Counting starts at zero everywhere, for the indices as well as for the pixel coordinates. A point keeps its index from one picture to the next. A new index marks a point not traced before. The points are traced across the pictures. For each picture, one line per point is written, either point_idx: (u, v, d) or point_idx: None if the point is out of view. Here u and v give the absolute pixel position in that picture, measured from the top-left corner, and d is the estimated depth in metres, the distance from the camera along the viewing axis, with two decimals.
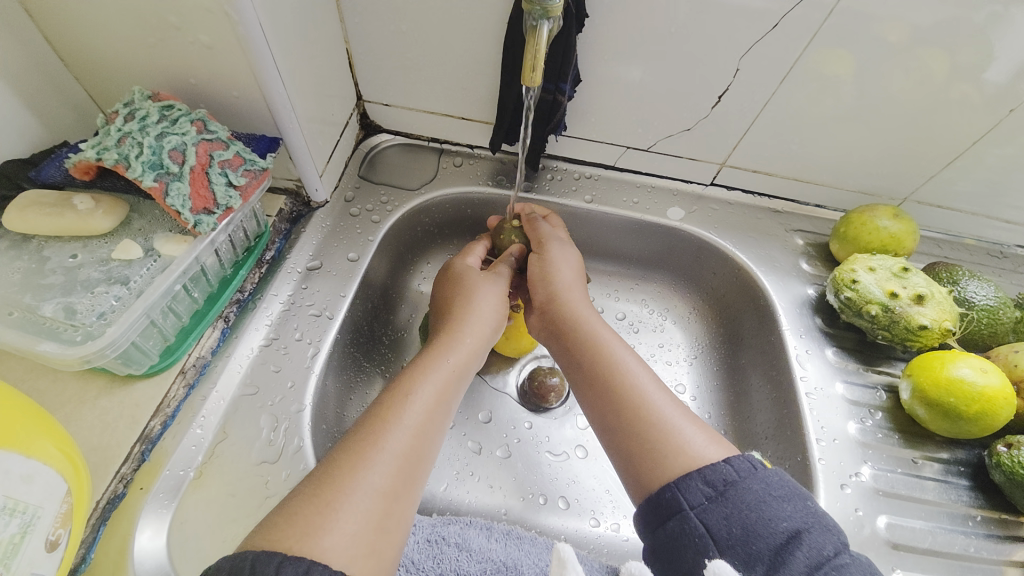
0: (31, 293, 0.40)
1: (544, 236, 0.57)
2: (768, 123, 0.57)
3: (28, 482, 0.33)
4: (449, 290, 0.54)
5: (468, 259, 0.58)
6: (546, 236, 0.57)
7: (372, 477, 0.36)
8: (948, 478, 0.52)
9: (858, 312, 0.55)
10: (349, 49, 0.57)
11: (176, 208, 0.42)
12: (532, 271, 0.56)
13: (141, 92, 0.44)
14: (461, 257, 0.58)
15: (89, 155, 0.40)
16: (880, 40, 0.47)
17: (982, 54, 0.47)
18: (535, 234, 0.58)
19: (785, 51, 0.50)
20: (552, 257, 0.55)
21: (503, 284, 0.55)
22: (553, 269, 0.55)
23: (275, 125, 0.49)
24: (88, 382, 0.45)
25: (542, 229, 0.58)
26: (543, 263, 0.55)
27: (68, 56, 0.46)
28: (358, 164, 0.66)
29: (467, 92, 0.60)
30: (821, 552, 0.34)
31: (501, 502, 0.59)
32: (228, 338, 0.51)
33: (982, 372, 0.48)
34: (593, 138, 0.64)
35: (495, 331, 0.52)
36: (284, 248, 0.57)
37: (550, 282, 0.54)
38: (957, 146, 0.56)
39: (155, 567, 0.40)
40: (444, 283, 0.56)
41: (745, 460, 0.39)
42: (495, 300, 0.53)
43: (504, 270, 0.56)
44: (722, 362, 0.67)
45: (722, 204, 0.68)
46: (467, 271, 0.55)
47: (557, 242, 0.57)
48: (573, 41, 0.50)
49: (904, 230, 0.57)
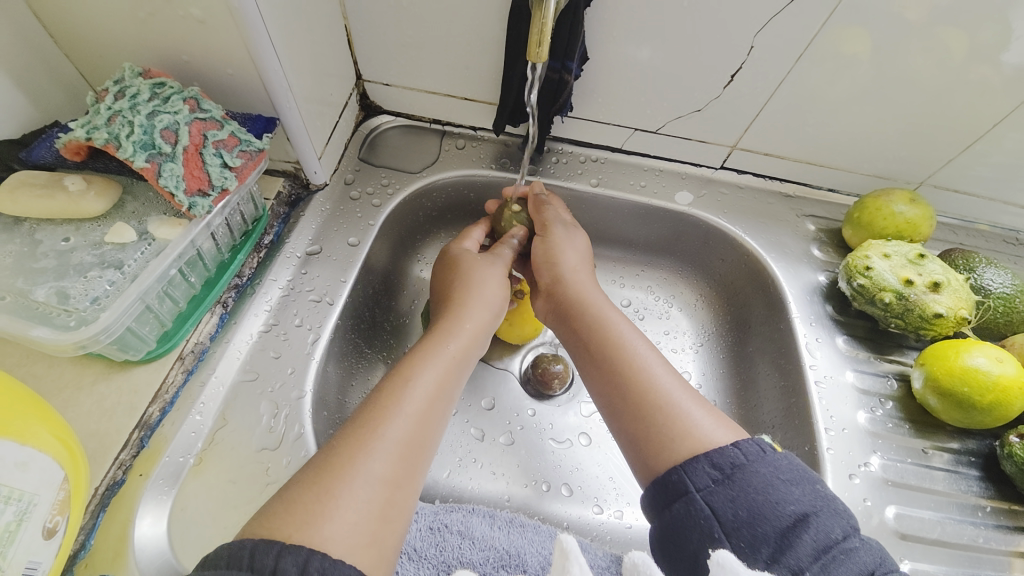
0: (23, 277, 0.39)
1: (548, 219, 0.56)
2: (780, 104, 0.55)
3: (23, 469, 0.33)
4: (450, 269, 0.53)
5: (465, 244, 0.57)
6: (551, 220, 0.56)
7: (371, 464, 0.35)
8: (959, 468, 0.51)
9: (871, 300, 0.54)
10: (348, 26, 0.55)
11: (170, 190, 0.40)
12: (536, 256, 0.55)
13: (131, 69, 0.42)
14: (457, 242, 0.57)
15: (79, 134, 0.39)
16: (901, 17, 0.45)
17: (1005, 32, 0.45)
18: (539, 216, 0.57)
19: (801, 28, 0.48)
20: (555, 244, 0.54)
21: (503, 263, 0.55)
22: (557, 253, 0.54)
23: (271, 105, 0.47)
24: (85, 367, 0.44)
25: (548, 212, 0.57)
26: (546, 247, 0.54)
27: (58, 33, 0.44)
28: (358, 146, 0.64)
29: (469, 71, 0.58)
30: (829, 536, 0.33)
31: (504, 489, 0.58)
32: (227, 323, 0.50)
33: (997, 361, 0.47)
34: (599, 119, 0.62)
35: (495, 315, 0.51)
36: (283, 232, 0.56)
37: (554, 264, 0.53)
38: (976, 129, 0.54)
39: (156, 554, 0.40)
40: (444, 260, 0.55)
41: (754, 444, 0.38)
42: (499, 278, 0.53)
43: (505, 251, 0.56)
44: (729, 349, 0.66)
45: (731, 188, 0.66)
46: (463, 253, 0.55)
47: (558, 227, 0.56)
48: (581, 17, 0.48)
49: (920, 215, 0.56)
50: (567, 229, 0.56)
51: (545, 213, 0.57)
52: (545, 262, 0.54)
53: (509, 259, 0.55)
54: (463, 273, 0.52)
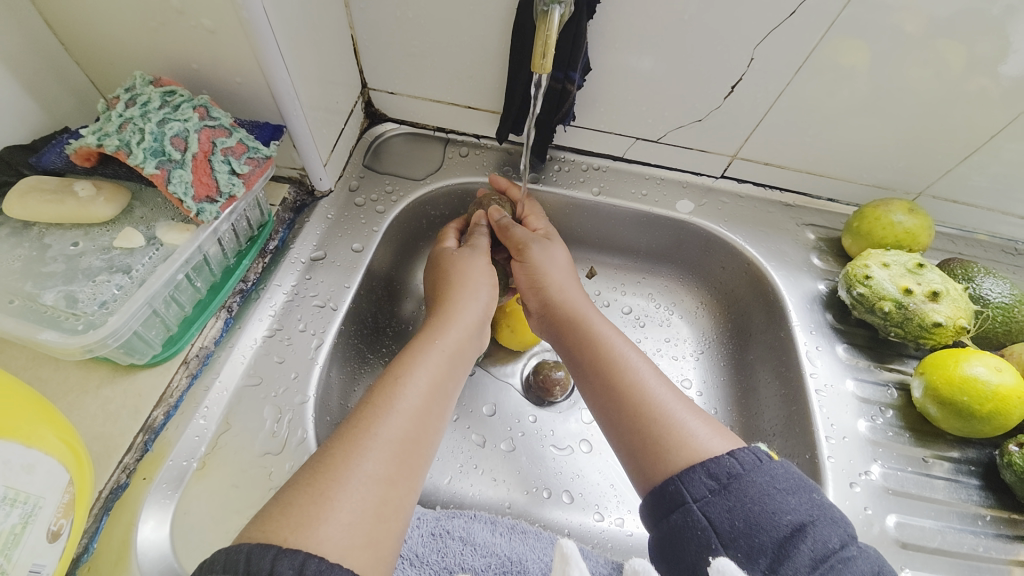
0: (32, 281, 0.40)
1: (522, 240, 0.55)
2: (780, 115, 0.56)
3: (29, 472, 0.33)
4: (440, 278, 0.53)
5: (446, 244, 0.57)
6: (524, 241, 0.55)
7: (364, 464, 0.35)
8: (959, 477, 0.51)
9: (870, 309, 0.54)
10: (354, 36, 0.56)
11: (178, 196, 0.41)
12: (521, 281, 0.55)
13: (142, 77, 0.43)
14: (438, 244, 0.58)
15: (90, 140, 0.40)
16: (898, 29, 0.46)
17: (1001, 45, 0.46)
18: (512, 240, 0.56)
19: (801, 39, 0.48)
20: (535, 265, 0.54)
21: (481, 252, 0.55)
22: (541, 277, 0.54)
23: (279, 113, 0.48)
24: (90, 371, 0.45)
25: (517, 233, 0.55)
26: (529, 272, 0.54)
27: (70, 41, 0.45)
28: (362, 153, 0.65)
29: (473, 81, 0.59)
30: (827, 545, 0.33)
31: (505, 496, 0.58)
32: (231, 328, 0.50)
33: (996, 370, 0.47)
34: (601, 128, 0.62)
35: (481, 334, 0.51)
36: (287, 237, 0.57)
37: (541, 290, 0.54)
38: (973, 140, 0.54)
39: (158, 557, 0.40)
40: (434, 270, 0.55)
41: (750, 453, 0.38)
42: (487, 300, 0.52)
43: (481, 241, 0.56)
44: (730, 357, 0.66)
45: (732, 197, 0.67)
46: (446, 254, 0.55)
47: (537, 245, 0.55)
48: (584, 28, 0.49)
49: (919, 225, 0.56)
50: (543, 246, 0.56)
51: (514, 236, 0.56)
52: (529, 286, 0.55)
53: (485, 246, 0.56)
54: (453, 283, 0.52)
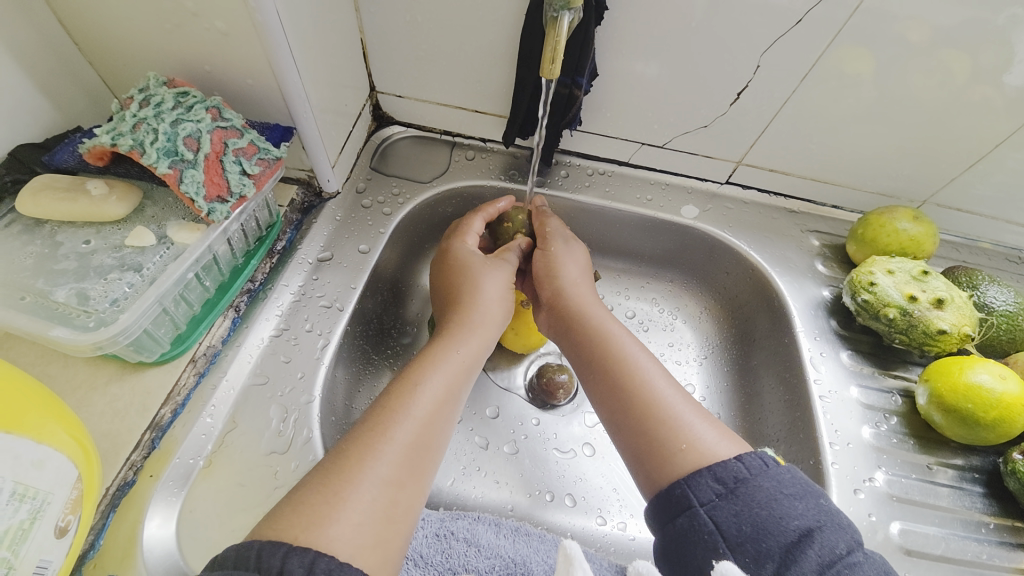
0: (44, 278, 0.40)
1: (550, 231, 0.57)
2: (785, 121, 0.56)
3: (38, 467, 0.33)
4: (450, 270, 0.54)
5: (468, 241, 0.56)
6: (552, 233, 0.57)
7: (377, 467, 0.36)
8: (963, 485, 0.51)
9: (875, 315, 0.54)
10: (363, 39, 0.56)
11: (190, 196, 0.41)
12: (537, 267, 0.55)
13: (156, 78, 0.44)
14: (460, 239, 0.56)
15: (104, 140, 0.40)
16: (903, 38, 0.46)
17: (1006, 55, 0.46)
18: (543, 230, 0.58)
19: (808, 46, 0.49)
20: (555, 256, 0.55)
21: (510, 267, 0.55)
22: (558, 265, 0.54)
23: (289, 114, 0.48)
24: (99, 368, 0.45)
25: (550, 225, 0.58)
26: (547, 260, 0.55)
27: (83, 41, 0.45)
28: (369, 156, 0.65)
29: (481, 85, 0.59)
30: (833, 551, 0.33)
31: (508, 498, 0.58)
32: (239, 327, 0.51)
33: (1000, 378, 0.47)
34: (607, 133, 0.63)
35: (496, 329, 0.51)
36: (295, 238, 0.57)
37: (556, 279, 0.54)
38: (978, 149, 0.54)
39: (164, 555, 0.40)
40: (440, 268, 0.55)
41: (756, 457, 0.38)
42: (503, 289, 0.53)
43: (511, 258, 0.56)
44: (734, 362, 0.66)
45: (737, 203, 0.67)
46: (469, 257, 0.54)
47: (562, 240, 0.57)
48: (592, 33, 0.49)
49: (924, 233, 0.56)
50: (567, 242, 0.57)
51: (546, 225, 0.58)
52: (545, 273, 0.54)
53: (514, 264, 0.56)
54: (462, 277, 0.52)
